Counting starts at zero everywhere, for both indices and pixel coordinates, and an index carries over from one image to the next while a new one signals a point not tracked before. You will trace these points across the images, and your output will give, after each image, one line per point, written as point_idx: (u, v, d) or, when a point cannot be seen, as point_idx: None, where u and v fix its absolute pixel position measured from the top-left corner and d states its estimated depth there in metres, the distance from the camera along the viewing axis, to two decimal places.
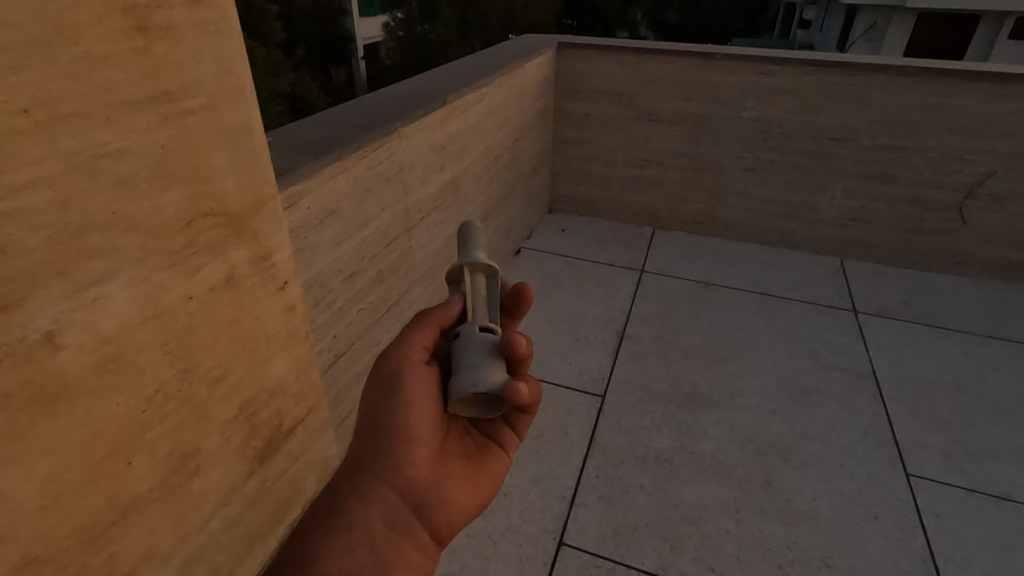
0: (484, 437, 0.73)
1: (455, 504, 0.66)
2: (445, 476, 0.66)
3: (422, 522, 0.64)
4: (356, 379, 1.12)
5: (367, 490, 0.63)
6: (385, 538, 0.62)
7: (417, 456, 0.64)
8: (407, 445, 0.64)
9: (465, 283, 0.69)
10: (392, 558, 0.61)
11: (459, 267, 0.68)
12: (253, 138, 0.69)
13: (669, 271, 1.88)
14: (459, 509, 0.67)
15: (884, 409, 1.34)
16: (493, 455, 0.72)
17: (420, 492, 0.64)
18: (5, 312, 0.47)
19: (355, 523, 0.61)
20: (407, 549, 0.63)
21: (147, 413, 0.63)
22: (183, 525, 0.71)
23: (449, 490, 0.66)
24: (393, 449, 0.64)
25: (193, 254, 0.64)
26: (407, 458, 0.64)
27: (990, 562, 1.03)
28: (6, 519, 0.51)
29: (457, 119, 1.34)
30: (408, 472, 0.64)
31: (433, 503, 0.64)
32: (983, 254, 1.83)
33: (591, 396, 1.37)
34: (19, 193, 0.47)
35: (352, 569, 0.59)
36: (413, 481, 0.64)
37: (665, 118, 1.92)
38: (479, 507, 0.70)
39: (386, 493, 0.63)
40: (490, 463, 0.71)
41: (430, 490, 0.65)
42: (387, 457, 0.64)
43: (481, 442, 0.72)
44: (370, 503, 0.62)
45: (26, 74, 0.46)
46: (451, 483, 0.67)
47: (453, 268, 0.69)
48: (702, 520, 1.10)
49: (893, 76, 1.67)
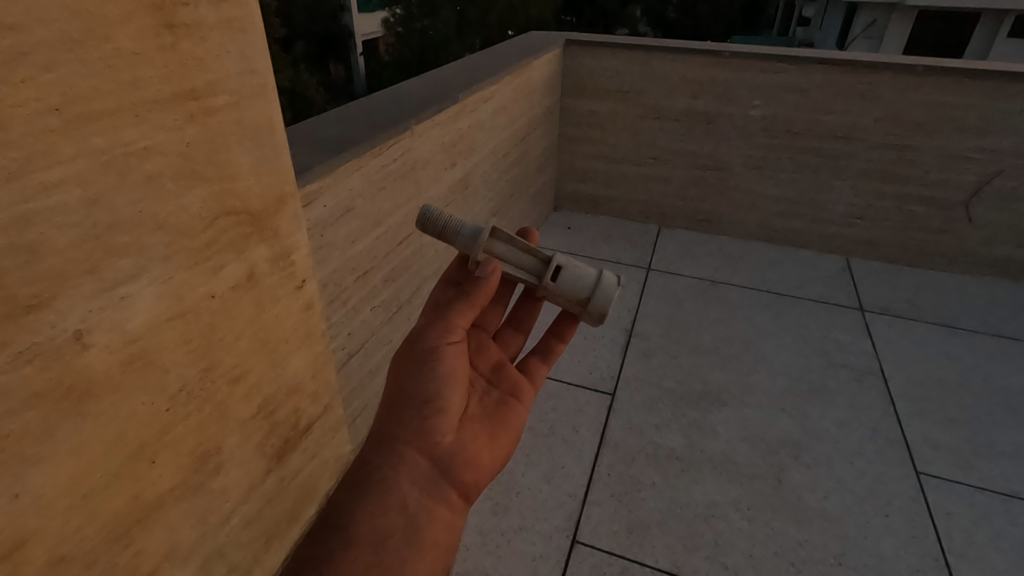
0: (498, 403, 0.77)
1: (478, 466, 0.70)
2: (467, 441, 0.71)
3: (450, 484, 0.68)
4: (368, 377, 1.12)
5: (401, 458, 0.67)
6: (417, 500, 0.65)
7: (443, 426, 0.69)
8: (433, 416, 0.69)
9: (499, 244, 0.72)
10: (425, 517, 0.65)
11: (491, 233, 0.71)
12: (274, 135, 0.69)
13: (675, 269, 1.88)
14: (482, 471, 0.71)
15: (893, 407, 1.35)
16: (506, 417, 0.76)
17: (447, 457, 0.68)
18: (35, 312, 0.47)
19: (389, 487, 0.65)
20: (439, 509, 0.66)
21: (171, 411, 0.63)
22: (204, 523, 0.71)
23: (473, 452, 0.71)
24: (422, 420, 0.69)
25: (216, 253, 0.64)
26: (433, 428, 0.69)
27: (1001, 560, 1.04)
28: (35, 519, 0.51)
29: (467, 116, 1.34)
30: (436, 441, 0.69)
31: (459, 466, 0.69)
32: (988, 252, 1.83)
33: (601, 394, 1.37)
34: (49, 191, 0.46)
35: (387, 528, 0.62)
36: (441, 448, 0.68)
37: (672, 116, 1.92)
38: (499, 468, 0.74)
39: (417, 460, 0.67)
40: (504, 426, 0.76)
41: (456, 454, 0.69)
42: (417, 427, 0.68)
43: (496, 408, 0.77)
44: (402, 470, 0.66)
45: (57, 71, 0.45)
46: (473, 447, 0.71)
47: (485, 240, 0.70)
48: (715, 518, 1.10)
49: (901, 74, 1.67)
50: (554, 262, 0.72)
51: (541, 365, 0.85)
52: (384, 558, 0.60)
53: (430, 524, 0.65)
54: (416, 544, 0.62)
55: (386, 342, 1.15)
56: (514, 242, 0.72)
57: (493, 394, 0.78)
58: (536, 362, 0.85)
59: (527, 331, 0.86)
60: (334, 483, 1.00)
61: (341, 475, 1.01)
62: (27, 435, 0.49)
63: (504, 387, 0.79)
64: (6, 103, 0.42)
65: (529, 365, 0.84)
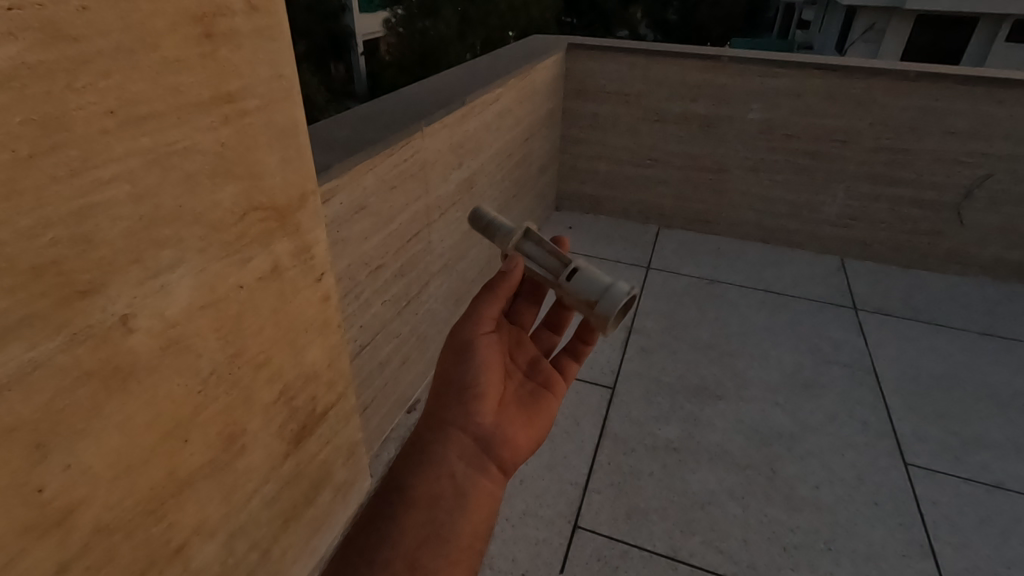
0: (534, 390, 0.81)
1: (517, 445, 0.75)
2: (507, 422, 0.75)
3: (492, 460, 0.73)
4: (378, 368, 1.16)
5: (446, 435, 0.72)
6: (463, 472, 0.70)
7: (484, 408, 0.74)
8: (474, 399, 0.73)
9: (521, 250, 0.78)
10: (471, 487, 0.70)
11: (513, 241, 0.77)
12: (299, 136, 0.74)
13: (675, 268, 1.92)
14: (520, 450, 0.76)
15: (884, 401, 1.39)
16: (543, 405, 0.80)
17: (488, 436, 0.73)
18: (87, 297, 0.51)
19: (438, 459, 0.70)
20: (482, 481, 0.71)
21: (203, 393, 0.67)
22: (228, 501, 0.75)
23: (511, 433, 0.75)
24: (465, 404, 0.73)
25: (245, 246, 0.68)
26: (474, 410, 0.73)
27: (984, 546, 1.09)
28: (84, 489, 0.55)
29: (474, 118, 1.38)
30: (478, 422, 0.73)
31: (500, 444, 0.73)
32: (979, 254, 1.88)
33: (601, 388, 1.41)
34: (104, 186, 0.51)
35: (436, 494, 0.68)
36: (483, 428, 0.73)
37: (671, 119, 1.97)
38: (534, 449, 0.78)
39: (461, 437, 0.72)
40: (541, 411, 0.79)
41: (496, 433, 0.74)
42: (459, 408, 0.73)
43: (532, 395, 0.80)
44: (450, 446, 0.71)
45: (113, 78, 0.49)
46: (512, 428, 0.75)
47: (508, 246, 0.78)
48: (711, 505, 1.15)
49: (895, 80, 1.72)
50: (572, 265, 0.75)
51: (572, 360, 0.88)
52: (435, 519, 0.66)
53: (474, 494, 0.70)
54: (462, 509, 0.68)
55: (395, 335, 1.20)
56: (541, 244, 0.78)
57: (529, 383, 0.82)
58: (569, 358, 0.88)
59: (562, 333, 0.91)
60: (347, 468, 1.05)
61: (353, 461, 1.05)
62: (78, 410, 0.53)
63: (540, 377, 0.83)
64: (69, 106, 0.47)
65: (563, 359, 0.87)
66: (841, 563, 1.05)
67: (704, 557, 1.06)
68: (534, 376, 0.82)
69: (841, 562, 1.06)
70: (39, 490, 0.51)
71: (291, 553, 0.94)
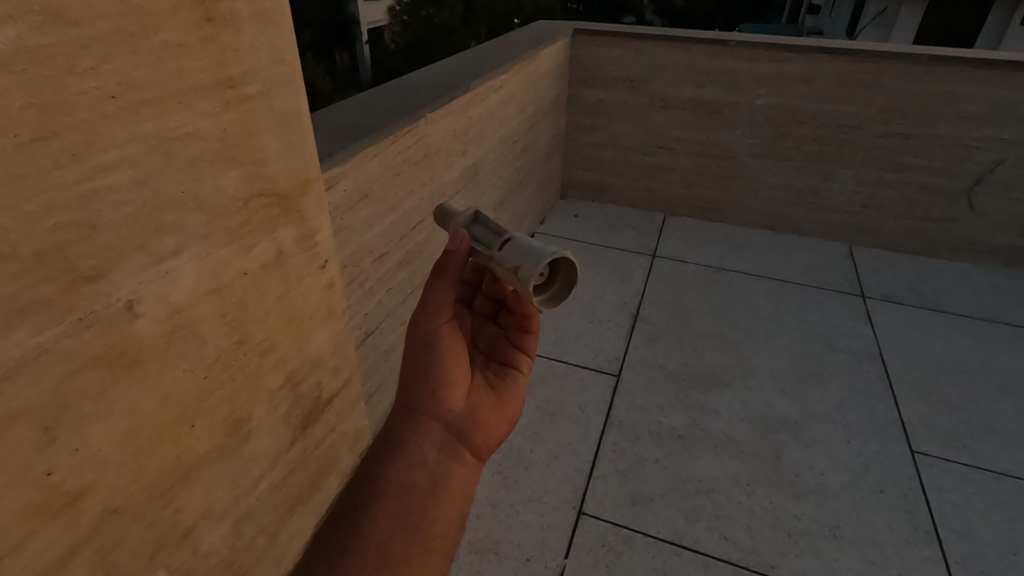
0: (500, 370, 0.77)
1: (488, 428, 0.72)
2: (477, 405, 0.72)
3: (464, 445, 0.70)
4: (384, 355, 1.17)
5: (416, 424, 0.69)
6: (436, 458, 0.68)
7: (453, 394, 0.71)
8: (441, 385, 0.70)
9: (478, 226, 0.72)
10: (446, 474, 0.68)
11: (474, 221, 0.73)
12: (301, 122, 0.73)
13: (681, 256, 1.91)
14: (492, 434, 0.73)
15: (891, 389, 1.39)
16: (510, 383, 0.76)
17: (459, 422, 0.70)
18: (92, 282, 0.51)
19: (409, 448, 0.68)
20: (458, 467, 0.69)
21: (208, 378, 0.67)
22: (236, 485, 0.76)
23: (482, 417, 0.72)
24: (431, 392, 0.70)
25: (250, 232, 0.69)
26: (442, 396, 0.70)
27: (990, 533, 1.08)
28: (92, 473, 0.56)
29: (478, 105, 1.37)
30: (447, 407, 0.70)
31: (471, 429, 0.71)
32: (990, 241, 1.86)
33: (606, 375, 1.42)
34: (107, 171, 0.51)
35: (408, 484, 0.66)
36: (452, 414, 0.70)
37: (678, 105, 1.95)
38: (508, 430, 0.76)
39: (430, 424, 0.69)
40: (508, 394, 0.75)
41: (466, 417, 0.71)
42: (425, 395, 0.70)
43: (499, 376, 0.77)
44: (420, 433, 0.69)
45: (114, 62, 0.49)
46: (483, 410, 0.72)
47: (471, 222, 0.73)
48: (714, 492, 1.15)
49: (905, 64, 1.69)
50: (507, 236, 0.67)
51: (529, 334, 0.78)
52: (409, 507, 0.64)
53: (449, 480, 0.68)
54: (438, 495, 0.66)
55: (400, 323, 1.20)
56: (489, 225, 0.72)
57: (492, 365, 0.78)
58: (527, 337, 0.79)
59: None
60: (353, 455, 1.05)
61: (359, 447, 1.06)
62: (85, 395, 0.53)
63: (504, 356, 0.78)
64: (70, 90, 0.47)
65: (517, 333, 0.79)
66: (846, 550, 1.05)
67: (708, 543, 1.06)
68: (497, 356, 0.78)
69: (845, 548, 1.06)
70: (48, 473, 0.52)
71: (299, 537, 0.95)
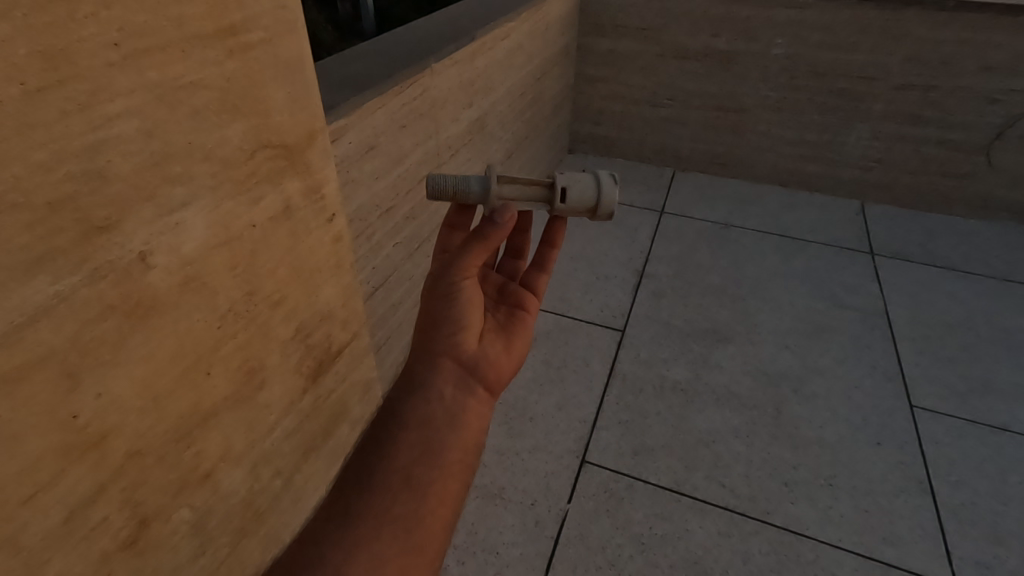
0: (510, 312, 0.80)
1: (500, 366, 0.73)
2: (488, 346, 0.74)
3: (478, 382, 0.71)
4: (392, 309, 1.18)
5: (431, 362, 0.70)
6: (451, 395, 0.68)
7: (467, 336, 0.72)
8: (456, 329, 0.71)
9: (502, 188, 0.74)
10: (461, 409, 0.68)
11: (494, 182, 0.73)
12: (304, 71, 0.72)
13: (689, 212, 1.89)
14: (504, 372, 0.74)
15: (895, 346, 1.40)
16: (520, 324, 0.79)
17: (473, 360, 0.71)
18: (105, 233, 0.52)
19: (426, 386, 0.68)
20: (471, 403, 0.69)
21: (221, 329, 0.69)
22: (252, 430, 0.79)
23: (494, 355, 0.73)
24: (446, 335, 0.71)
25: (256, 184, 0.69)
26: (457, 338, 0.71)
27: (983, 484, 1.11)
28: (115, 416, 0.58)
29: (485, 55, 1.34)
30: (461, 347, 0.71)
31: (486, 367, 0.72)
32: (1006, 198, 1.82)
33: (611, 330, 1.43)
34: (113, 121, 0.51)
35: (425, 418, 0.66)
36: (466, 353, 0.71)
37: (691, 55, 1.89)
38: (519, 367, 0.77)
39: (446, 363, 0.70)
40: (519, 332, 0.78)
41: (480, 357, 0.72)
42: (441, 338, 0.71)
43: (509, 316, 0.79)
44: (436, 372, 0.69)
45: (115, 9, 0.49)
46: (495, 351, 0.73)
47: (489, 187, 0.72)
48: (714, 443, 1.18)
49: (931, 11, 1.62)
50: (559, 186, 0.74)
51: (542, 272, 0.85)
52: (427, 438, 0.64)
53: (465, 415, 0.68)
54: (454, 428, 0.66)
55: (407, 278, 1.21)
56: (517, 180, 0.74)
57: (503, 306, 0.81)
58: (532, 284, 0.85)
59: (525, 257, 0.89)
60: (363, 404, 1.09)
61: (368, 396, 1.09)
62: (104, 342, 0.55)
63: (512, 298, 0.82)
64: (73, 38, 0.46)
65: (531, 278, 0.85)
66: (841, 498, 1.08)
67: (707, 490, 1.10)
68: (507, 300, 0.82)
69: (840, 497, 1.09)
70: (74, 416, 0.54)
71: (314, 481, 1.00)
